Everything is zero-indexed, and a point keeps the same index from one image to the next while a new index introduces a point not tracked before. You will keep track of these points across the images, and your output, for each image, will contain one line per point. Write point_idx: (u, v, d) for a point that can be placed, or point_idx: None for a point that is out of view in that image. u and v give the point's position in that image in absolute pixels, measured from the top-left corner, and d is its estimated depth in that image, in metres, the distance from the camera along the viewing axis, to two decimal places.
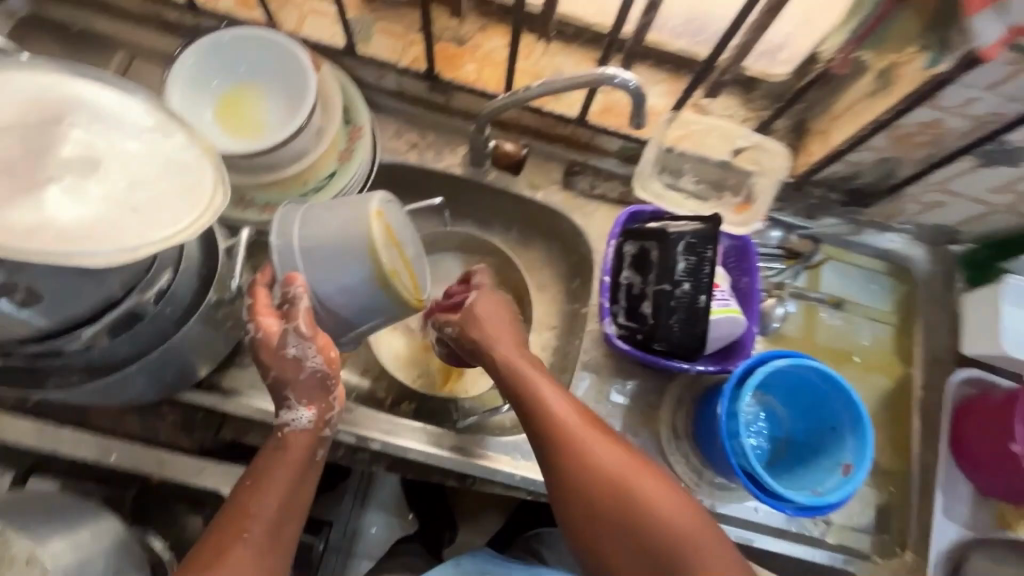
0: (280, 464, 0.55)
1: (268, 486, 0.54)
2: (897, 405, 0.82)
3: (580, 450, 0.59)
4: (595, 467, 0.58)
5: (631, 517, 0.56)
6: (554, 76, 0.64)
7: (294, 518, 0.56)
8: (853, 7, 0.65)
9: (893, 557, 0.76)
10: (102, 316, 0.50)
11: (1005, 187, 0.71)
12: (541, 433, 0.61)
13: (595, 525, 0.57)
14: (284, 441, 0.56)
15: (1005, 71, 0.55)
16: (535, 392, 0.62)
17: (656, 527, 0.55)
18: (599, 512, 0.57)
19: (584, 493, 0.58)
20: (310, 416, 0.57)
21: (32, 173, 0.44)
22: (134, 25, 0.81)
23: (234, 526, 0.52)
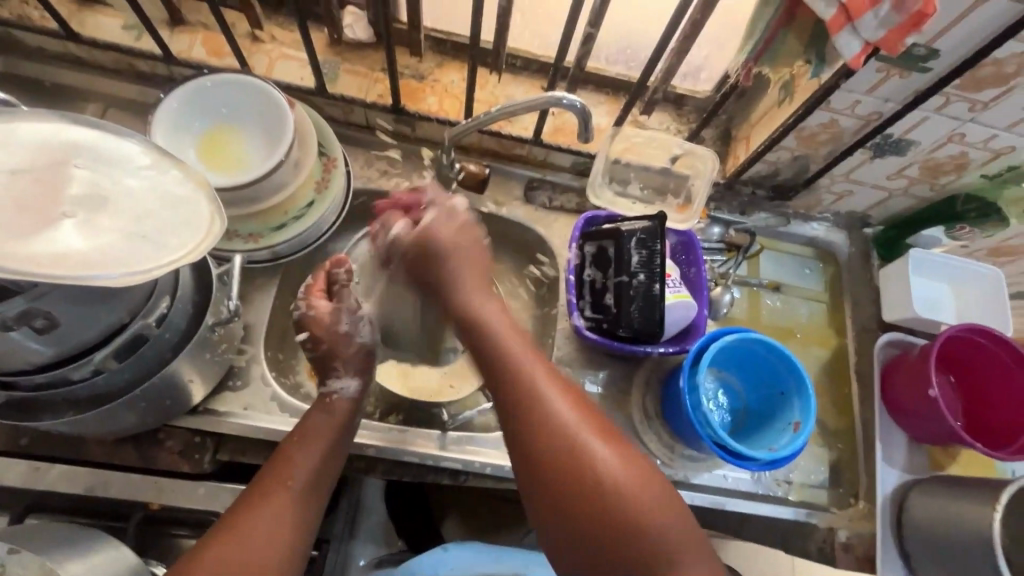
0: (323, 421, 0.66)
1: (308, 442, 0.64)
2: (836, 372, 0.93)
3: (531, 381, 0.58)
4: (544, 398, 0.57)
5: (576, 454, 0.54)
6: (509, 101, 0.73)
7: (329, 472, 0.63)
8: (746, 31, 0.73)
9: (849, 507, 0.85)
10: (111, 340, 0.54)
11: (897, 173, 0.83)
12: (494, 363, 0.60)
13: (539, 460, 0.55)
14: (330, 405, 0.68)
15: (878, 77, 0.67)
16: (495, 330, 0.63)
17: (600, 469, 0.54)
18: (544, 447, 0.55)
19: (532, 427, 0.56)
20: (354, 386, 0.71)
21: (47, 210, 0.48)
22: (108, 78, 0.86)
23: (281, 476, 0.60)
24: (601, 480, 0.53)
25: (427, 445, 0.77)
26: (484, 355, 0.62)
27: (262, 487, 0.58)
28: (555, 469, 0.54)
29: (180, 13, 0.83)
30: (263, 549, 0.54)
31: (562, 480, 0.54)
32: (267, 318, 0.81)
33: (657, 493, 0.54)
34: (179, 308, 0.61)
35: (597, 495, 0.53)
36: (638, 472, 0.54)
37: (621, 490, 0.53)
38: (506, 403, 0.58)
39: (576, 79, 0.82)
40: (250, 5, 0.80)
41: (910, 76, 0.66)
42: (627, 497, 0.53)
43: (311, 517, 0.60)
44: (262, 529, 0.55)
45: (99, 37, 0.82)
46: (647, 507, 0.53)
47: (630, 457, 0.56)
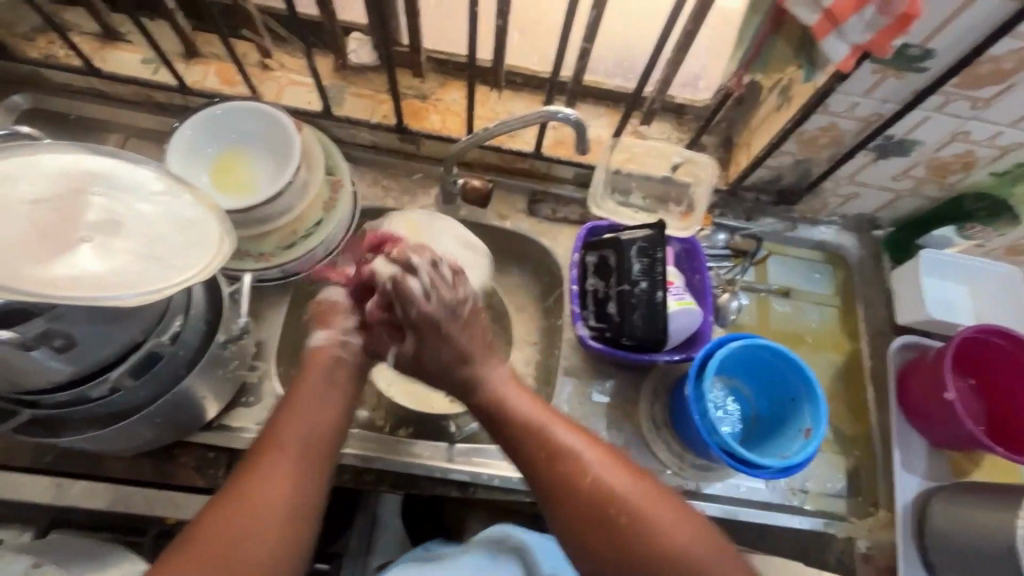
0: (312, 378, 0.65)
1: (301, 400, 0.63)
2: (851, 377, 0.91)
3: (545, 431, 0.64)
4: (558, 443, 0.63)
5: (593, 490, 0.60)
6: (507, 117, 0.75)
7: (332, 425, 0.63)
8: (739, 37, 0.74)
9: (869, 516, 0.83)
10: (126, 358, 0.57)
11: (903, 174, 0.82)
12: (506, 422, 0.66)
13: (561, 500, 0.60)
14: (314, 358, 0.67)
15: (873, 79, 0.67)
16: (501, 389, 0.68)
17: (617, 498, 0.59)
18: (564, 485, 0.61)
19: (550, 471, 0.62)
20: (327, 335, 0.70)
21: (67, 235, 0.51)
22: (128, 109, 0.90)
23: (277, 435, 0.59)
24: (618, 508, 0.59)
25: (436, 456, 0.78)
26: (496, 421, 0.67)
27: (259, 449, 0.58)
28: (576, 506, 0.60)
29: (194, 46, 0.87)
30: (271, 503, 0.54)
31: (584, 522, 0.59)
32: (278, 335, 0.83)
33: (672, 510, 0.59)
34: (191, 326, 0.63)
35: (618, 524, 0.58)
36: (651, 493, 0.60)
37: (637, 513, 0.58)
38: (523, 459, 0.64)
39: (574, 93, 0.83)
40: (259, 35, 0.84)
41: (906, 76, 0.66)
42: (645, 520, 0.58)
43: (323, 469, 0.60)
44: (268, 487, 0.55)
45: (119, 72, 0.86)
46: (664, 524, 0.58)
47: (642, 481, 0.61)
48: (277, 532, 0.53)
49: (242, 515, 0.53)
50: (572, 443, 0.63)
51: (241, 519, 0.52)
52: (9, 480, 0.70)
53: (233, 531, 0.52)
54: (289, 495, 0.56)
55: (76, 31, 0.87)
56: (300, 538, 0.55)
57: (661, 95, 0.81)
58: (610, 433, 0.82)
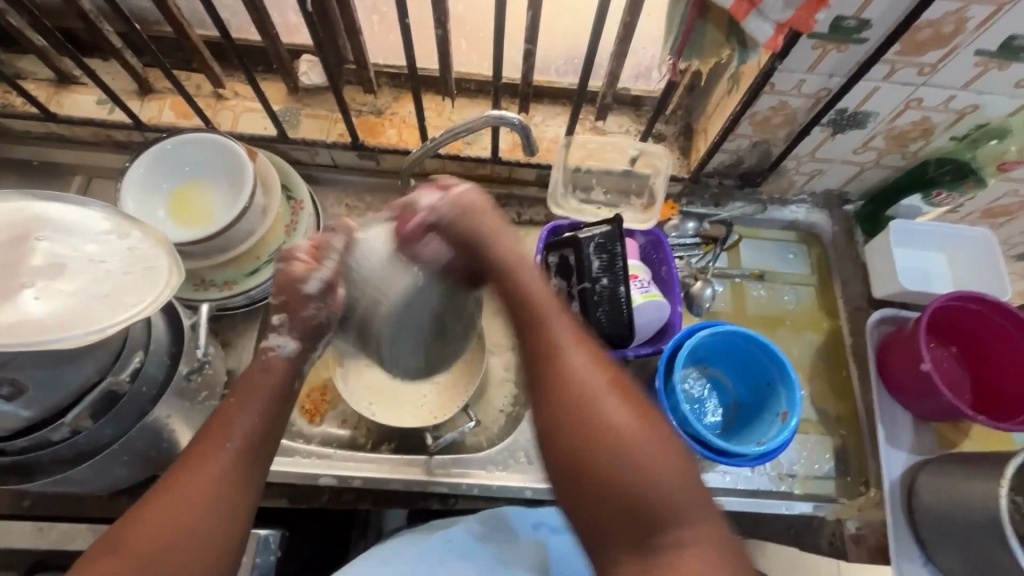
0: (263, 379, 0.58)
1: (247, 396, 0.57)
2: (832, 356, 0.90)
3: (548, 332, 0.52)
4: (562, 346, 0.51)
5: (580, 405, 0.48)
6: (454, 124, 0.74)
7: (274, 428, 0.57)
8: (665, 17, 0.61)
9: (859, 496, 0.81)
10: (84, 399, 0.57)
11: (864, 146, 0.81)
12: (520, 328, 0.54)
13: (545, 420, 0.50)
14: (266, 365, 0.60)
15: (815, 54, 0.66)
16: (519, 281, 0.56)
17: (610, 426, 0.47)
18: (556, 399, 0.49)
19: (545, 372, 0.50)
20: (294, 344, 0.61)
21: (9, 284, 0.52)
22: (90, 151, 0.92)
23: (219, 434, 0.54)
24: (610, 435, 0.47)
25: (413, 470, 0.78)
26: (508, 304, 0.56)
27: (198, 446, 0.53)
28: (565, 425, 0.48)
29: (148, 83, 0.88)
30: (202, 508, 0.50)
31: (580, 441, 0.47)
32: (250, 362, 0.83)
33: (673, 462, 0.46)
34: (153, 360, 0.63)
35: (604, 455, 0.46)
36: (658, 440, 0.47)
37: (630, 452, 0.46)
38: (524, 352, 0.53)
39: (525, 94, 0.83)
40: (209, 67, 0.84)
41: (847, 48, 0.65)
42: (638, 457, 0.46)
43: (258, 475, 0.54)
44: (196, 491, 0.50)
45: (75, 114, 0.87)
46: (659, 470, 0.45)
47: (647, 420, 0.48)
48: (200, 542, 0.48)
49: (167, 523, 0.48)
50: (573, 351, 0.51)
51: (165, 528, 0.48)
52: None
53: (156, 535, 0.47)
54: (220, 503, 0.50)
55: (31, 78, 0.88)
56: (221, 547, 0.49)
57: (611, 90, 0.80)
58: None
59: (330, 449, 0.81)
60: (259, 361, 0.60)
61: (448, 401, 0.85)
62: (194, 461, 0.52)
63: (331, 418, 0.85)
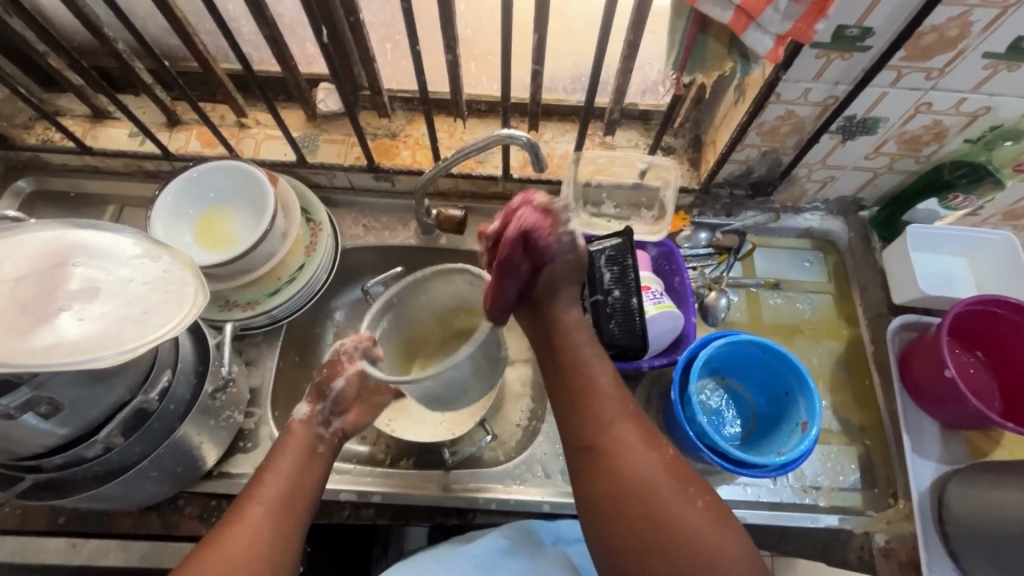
0: (285, 445, 0.65)
1: (279, 459, 0.64)
2: (855, 364, 0.88)
3: (598, 420, 0.62)
4: (615, 429, 0.62)
5: (641, 492, 0.57)
6: (466, 143, 0.76)
7: (305, 490, 0.63)
8: (668, 31, 0.63)
9: (888, 508, 0.79)
10: (115, 417, 0.60)
11: (876, 152, 0.81)
12: (576, 421, 0.64)
13: (605, 507, 0.58)
14: (289, 430, 0.67)
15: (820, 63, 0.67)
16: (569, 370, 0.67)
17: (663, 497, 0.57)
18: (618, 485, 0.58)
19: (593, 460, 0.61)
20: (306, 410, 0.68)
21: (47, 308, 0.55)
22: (122, 182, 0.97)
23: (252, 497, 0.60)
24: (666, 510, 0.56)
25: (430, 486, 0.78)
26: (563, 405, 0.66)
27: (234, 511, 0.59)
28: (631, 507, 0.57)
29: (176, 115, 0.93)
30: (243, 563, 0.55)
31: (637, 528, 0.56)
32: (272, 380, 0.86)
33: (718, 526, 0.56)
34: (181, 379, 0.66)
35: (673, 540, 0.54)
36: (706, 506, 0.57)
37: (684, 524, 0.55)
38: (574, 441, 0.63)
39: (534, 112, 0.85)
40: (232, 97, 0.88)
41: (851, 56, 0.66)
42: (694, 528, 0.55)
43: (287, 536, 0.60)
44: (229, 550, 0.56)
45: (109, 147, 0.92)
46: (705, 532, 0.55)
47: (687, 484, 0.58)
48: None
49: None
50: (626, 435, 0.61)
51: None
52: (25, 545, 0.73)
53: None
54: (267, 557, 0.57)
55: (69, 115, 0.93)
56: None
57: (619, 105, 0.82)
58: None
59: (347, 464, 0.82)
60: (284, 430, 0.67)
61: (466, 417, 0.84)
62: (238, 524, 0.58)
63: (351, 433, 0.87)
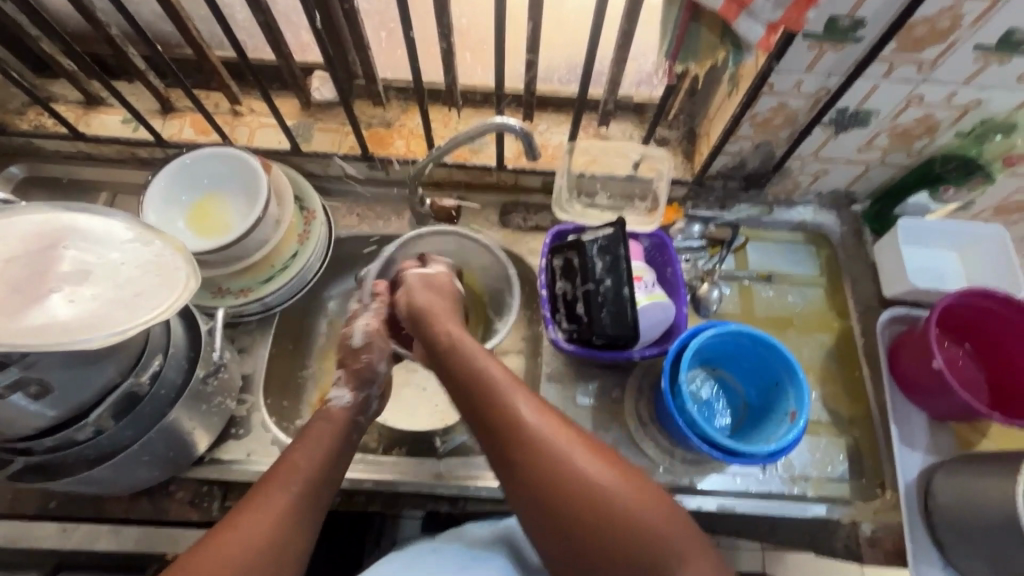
0: (321, 430, 0.66)
1: (310, 444, 0.64)
2: (845, 357, 0.88)
3: (513, 425, 0.60)
4: (532, 431, 0.60)
5: (565, 482, 0.57)
6: (459, 131, 0.76)
7: (332, 474, 0.63)
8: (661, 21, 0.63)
9: (875, 498, 0.79)
10: (104, 401, 0.60)
11: (868, 145, 0.81)
12: (488, 422, 0.62)
13: (538, 508, 0.58)
14: (328, 415, 0.68)
15: (812, 54, 0.67)
16: (476, 378, 0.65)
17: (593, 486, 0.57)
18: (543, 481, 0.58)
19: (516, 467, 0.59)
20: (350, 396, 0.70)
21: (38, 288, 0.55)
22: (116, 168, 0.97)
23: (285, 479, 0.60)
24: (595, 498, 0.56)
25: (421, 473, 0.78)
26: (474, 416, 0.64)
27: (262, 492, 0.58)
28: (566, 501, 0.57)
29: (170, 102, 0.92)
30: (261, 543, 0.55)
31: (569, 518, 0.57)
32: (264, 368, 0.86)
33: (647, 501, 0.57)
34: (172, 363, 0.66)
35: (606, 520, 0.56)
36: (632, 485, 0.58)
37: (614, 508, 0.56)
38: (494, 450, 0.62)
39: (528, 102, 0.85)
40: (226, 84, 0.88)
41: (844, 48, 0.66)
42: (625, 512, 0.56)
43: (311, 518, 0.59)
44: (248, 530, 0.55)
45: (102, 133, 0.92)
46: (635, 509, 0.56)
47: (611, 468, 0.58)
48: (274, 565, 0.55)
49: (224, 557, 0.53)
50: (542, 431, 0.60)
51: (224, 563, 0.53)
52: (17, 529, 0.73)
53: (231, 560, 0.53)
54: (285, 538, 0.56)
55: (62, 101, 0.93)
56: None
57: (613, 96, 0.82)
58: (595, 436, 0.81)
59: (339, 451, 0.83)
60: (323, 413, 0.68)
61: (457, 406, 0.87)
62: (261, 502, 0.58)
63: None
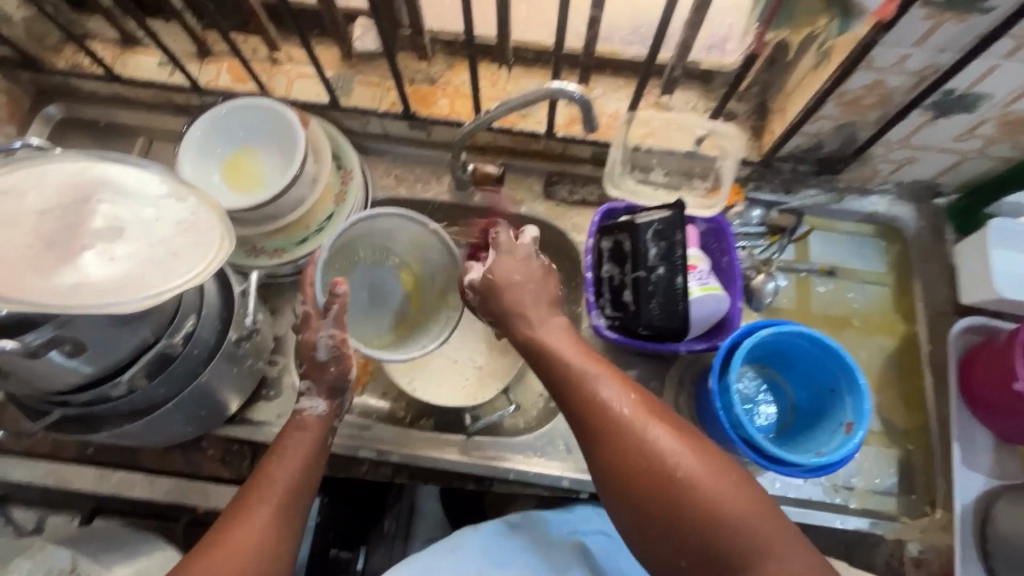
0: (299, 437, 0.64)
1: (288, 453, 0.62)
2: (906, 364, 0.82)
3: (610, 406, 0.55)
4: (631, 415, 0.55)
5: (636, 446, 0.53)
6: (511, 95, 0.70)
7: (308, 486, 0.62)
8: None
9: (923, 516, 0.75)
10: (139, 360, 0.59)
11: (969, 133, 0.71)
12: (563, 385, 0.59)
13: (624, 494, 0.53)
14: (302, 424, 0.65)
15: (926, 26, 0.58)
16: (555, 350, 0.62)
17: (668, 460, 0.52)
18: (613, 446, 0.54)
19: (609, 447, 0.54)
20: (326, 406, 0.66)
21: (71, 245, 0.53)
22: (152, 113, 0.94)
23: (263, 491, 0.58)
24: (697, 493, 0.50)
25: (451, 449, 0.77)
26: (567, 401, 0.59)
27: (243, 507, 0.57)
28: (632, 470, 0.53)
29: (206, 45, 0.88)
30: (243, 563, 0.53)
31: (637, 484, 0.52)
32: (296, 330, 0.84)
33: (764, 514, 0.50)
34: (206, 324, 0.65)
35: (679, 496, 0.50)
36: (721, 469, 0.52)
37: (723, 515, 0.49)
38: (582, 430, 0.57)
39: (587, 64, 0.77)
40: (264, 29, 0.83)
41: (966, 19, 0.56)
42: (730, 514, 0.49)
43: (295, 527, 0.58)
44: (240, 543, 0.54)
45: (138, 76, 0.88)
46: (736, 508, 0.50)
47: (715, 460, 0.52)
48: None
49: None
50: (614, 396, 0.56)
51: None
52: (59, 471, 0.75)
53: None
54: (264, 547, 0.55)
55: (98, 39, 0.90)
56: None
57: (682, 62, 0.74)
58: None
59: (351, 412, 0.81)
60: (295, 418, 0.65)
61: (487, 382, 0.84)
62: (242, 517, 0.56)
63: (372, 389, 0.86)
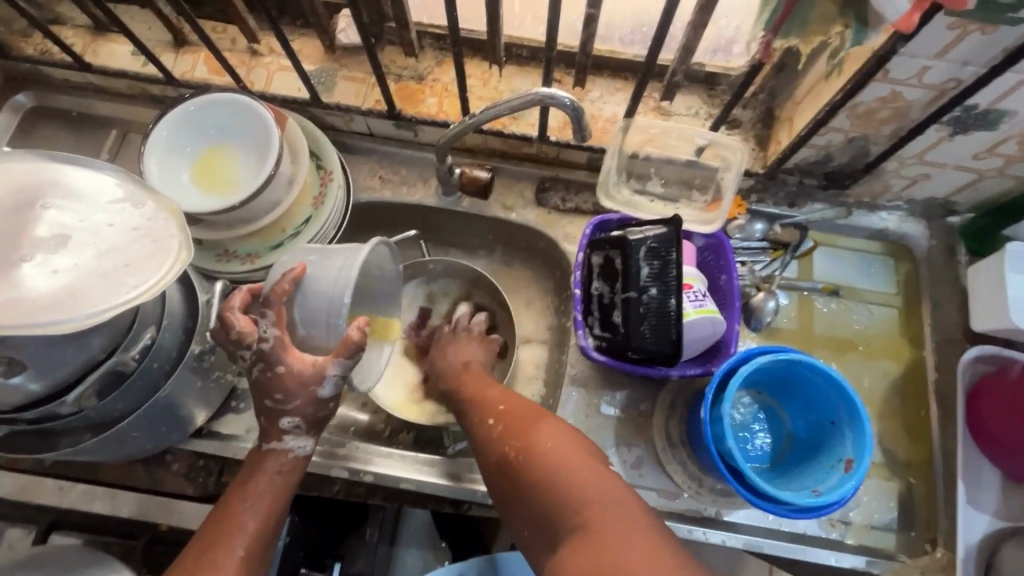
0: (266, 478, 0.58)
1: (256, 496, 0.57)
2: (910, 392, 0.78)
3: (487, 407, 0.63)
4: (502, 410, 0.62)
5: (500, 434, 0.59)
6: (500, 98, 0.65)
7: (273, 531, 0.58)
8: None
9: (923, 555, 0.71)
10: (88, 376, 0.55)
11: (989, 151, 0.66)
12: (461, 403, 0.68)
13: (494, 481, 0.58)
14: (283, 465, 0.59)
15: (949, 37, 0.53)
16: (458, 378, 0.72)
17: (518, 437, 0.57)
18: (485, 438, 0.61)
19: (482, 444, 0.61)
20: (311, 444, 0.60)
21: (12, 256, 0.49)
22: (126, 104, 0.89)
23: (225, 542, 0.55)
24: (538, 460, 0.54)
25: (430, 471, 0.73)
26: (465, 415, 0.66)
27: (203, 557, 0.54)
28: (495, 456, 0.58)
29: (182, 34, 0.83)
30: None
31: (498, 468, 0.57)
32: None
33: (600, 476, 0.51)
34: (166, 336, 0.61)
35: (525, 466, 0.54)
36: (570, 442, 0.55)
37: (560, 476, 0.52)
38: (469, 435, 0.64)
39: (583, 65, 0.72)
40: (242, 19, 0.78)
41: (994, 30, 0.51)
42: (565, 473, 0.52)
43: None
44: None
45: (110, 64, 0.83)
46: (570, 468, 0.52)
47: (562, 433, 0.56)
48: None
49: None
50: (492, 400, 0.64)
51: None
52: (17, 482, 0.72)
53: None
54: None
55: (69, 25, 0.85)
56: None
57: (683, 65, 0.69)
58: (618, 452, 0.74)
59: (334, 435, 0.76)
60: (261, 452, 0.60)
61: None
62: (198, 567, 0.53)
63: (350, 400, 0.82)
